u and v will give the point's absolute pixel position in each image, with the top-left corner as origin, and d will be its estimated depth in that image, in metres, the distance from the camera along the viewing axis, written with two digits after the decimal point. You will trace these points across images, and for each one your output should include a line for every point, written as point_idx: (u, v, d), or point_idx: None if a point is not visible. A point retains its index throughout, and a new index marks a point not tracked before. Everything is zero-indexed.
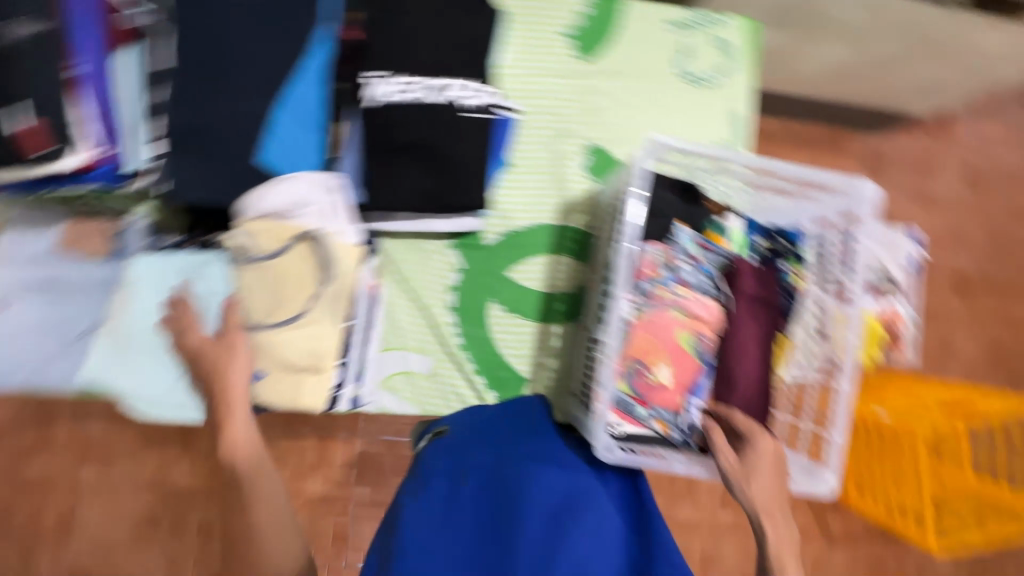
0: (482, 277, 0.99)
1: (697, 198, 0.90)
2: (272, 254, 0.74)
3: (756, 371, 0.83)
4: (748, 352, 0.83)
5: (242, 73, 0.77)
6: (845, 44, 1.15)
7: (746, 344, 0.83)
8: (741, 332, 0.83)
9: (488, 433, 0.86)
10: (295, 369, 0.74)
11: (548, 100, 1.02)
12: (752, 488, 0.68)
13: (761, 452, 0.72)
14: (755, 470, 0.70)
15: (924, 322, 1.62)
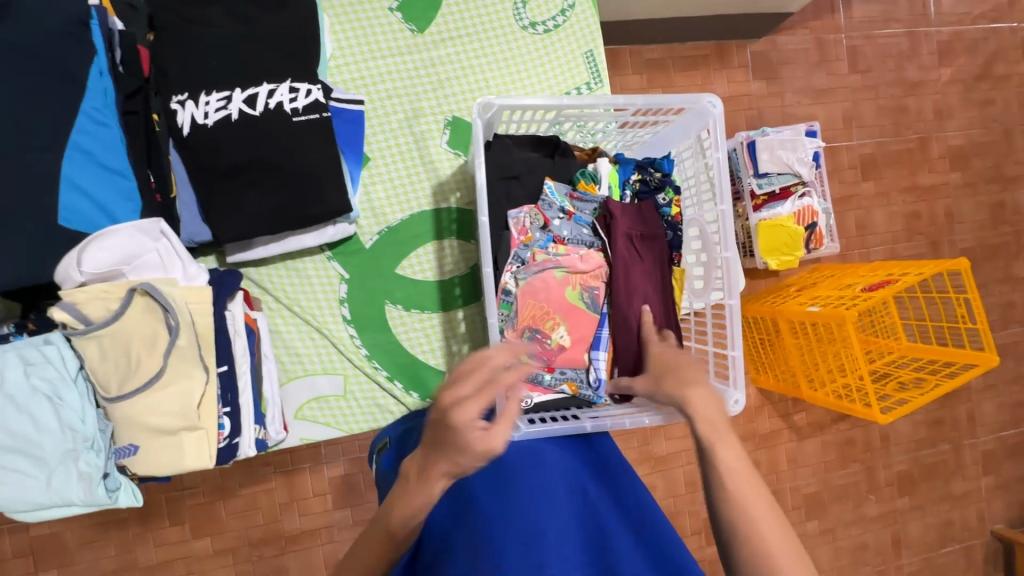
0: (371, 281, 0.95)
1: (565, 150, 0.86)
2: (109, 320, 0.67)
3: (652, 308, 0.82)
4: (638, 291, 0.82)
5: (11, 131, 0.69)
6: None
7: (635, 284, 0.82)
8: (627, 273, 0.81)
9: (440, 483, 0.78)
10: (168, 433, 0.69)
11: (391, 81, 0.96)
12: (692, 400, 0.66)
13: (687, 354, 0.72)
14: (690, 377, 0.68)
15: (840, 209, 1.68)
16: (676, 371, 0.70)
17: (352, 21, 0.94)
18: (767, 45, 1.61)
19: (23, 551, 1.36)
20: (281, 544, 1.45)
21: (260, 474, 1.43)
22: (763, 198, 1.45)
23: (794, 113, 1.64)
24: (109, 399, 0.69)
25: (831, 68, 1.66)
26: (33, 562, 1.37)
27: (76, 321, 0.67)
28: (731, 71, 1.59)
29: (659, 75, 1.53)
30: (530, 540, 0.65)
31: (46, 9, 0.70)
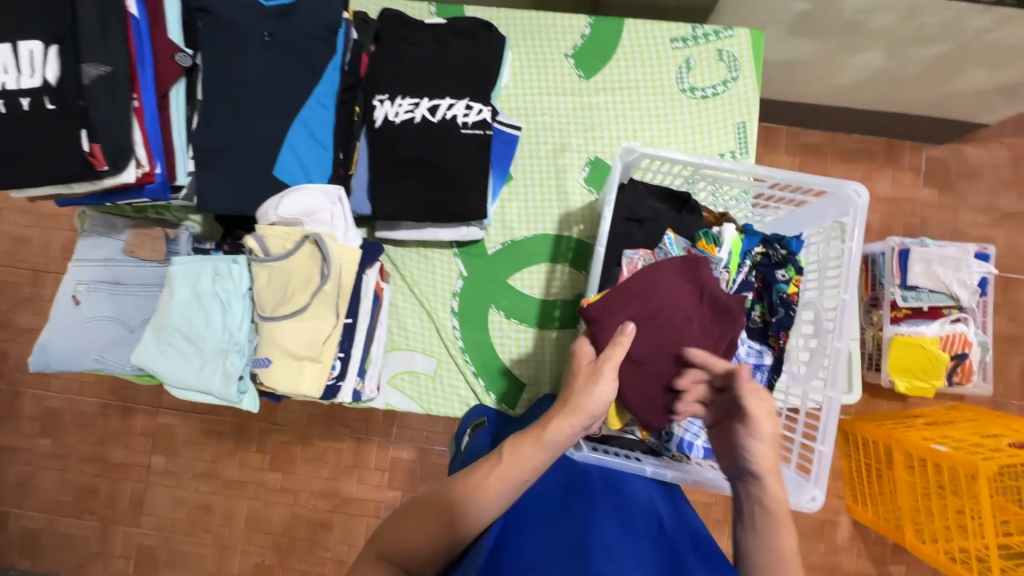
0: (485, 283, 1.05)
1: (692, 208, 0.90)
2: (282, 256, 0.84)
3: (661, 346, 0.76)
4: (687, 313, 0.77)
5: (255, 99, 0.88)
6: (884, 47, 1.12)
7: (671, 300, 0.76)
8: (658, 276, 0.77)
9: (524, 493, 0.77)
10: (293, 356, 0.84)
11: (549, 115, 1.07)
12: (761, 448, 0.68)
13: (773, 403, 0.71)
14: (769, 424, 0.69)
15: (1002, 349, 1.46)
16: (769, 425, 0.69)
17: (531, 60, 1.07)
18: (948, 153, 1.49)
19: (148, 432, 1.66)
20: (336, 502, 1.58)
21: (337, 432, 1.58)
22: (905, 311, 1.32)
23: (965, 231, 1.48)
24: (263, 316, 0.85)
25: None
26: (152, 443, 1.66)
27: (261, 249, 0.85)
28: (898, 172, 1.49)
29: (814, 160, 1.48)
30: (619, 547, 0.63)
31: (316, 12, 0.90)
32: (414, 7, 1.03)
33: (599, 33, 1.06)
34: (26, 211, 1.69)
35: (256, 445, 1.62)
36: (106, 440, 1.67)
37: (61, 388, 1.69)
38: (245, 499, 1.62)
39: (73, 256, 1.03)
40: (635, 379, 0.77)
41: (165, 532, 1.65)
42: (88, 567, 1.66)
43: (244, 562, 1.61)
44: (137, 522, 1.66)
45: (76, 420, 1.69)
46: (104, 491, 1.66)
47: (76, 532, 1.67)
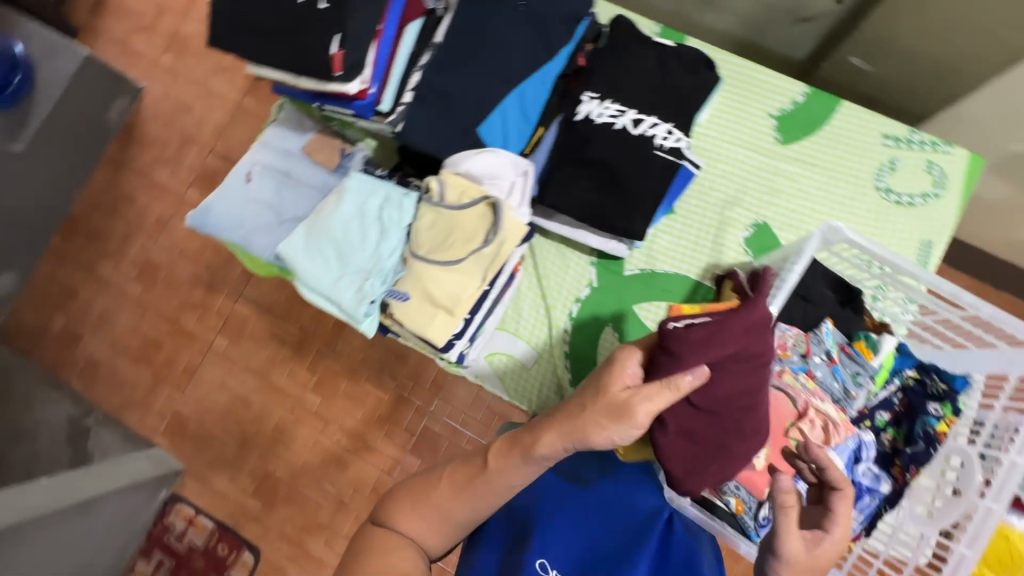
0: (612, 300, 1.04)
1: (857, 307, 0.86)
2: (455, 207, 0.87)
3: (721, 405, 0.71)
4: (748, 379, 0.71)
5: (492, 59, 0.90)
6: None
7: (750, 361, 0.70)
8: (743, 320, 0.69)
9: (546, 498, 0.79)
10: (432, 303, 0.86)
11: (733, 166, 1.05)
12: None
13: (831, 551, 0.61)
14: (814, 565, 0.60)
15: None
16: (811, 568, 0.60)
17: (734, 107, 1.06)
18: None
19: (221, 314, 1.68)
20: (358, 446, 1.57)
21: (384, 381, 1.57)
22: None
23: None
24: (415, 254, 0.88)
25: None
26: (221, 325, 1.68)
27: (438, 193, 0.89)
28: None
29: None
30: None
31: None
32: (641, 22, 1.06)
33: (812, 105, 1.04)
34: (200, 82, 1.72)
35: (304, 360, 1.62)
36: (166, 300, 1.71)
37: (144, 235, 1.73)
38: (273, 407, 1.62)
39: (259, 138, 1.12)
40: (681, 427, 0.71)
41: (185, 409, 1.66)
42: (124, 413, 1.67)
43: (257, 465, 1.61)
44: (182, 390, 1.67)
45: (144, 269, 1.72)
46: (144, 346, 1.70)
47: (103, 374, 1.70)
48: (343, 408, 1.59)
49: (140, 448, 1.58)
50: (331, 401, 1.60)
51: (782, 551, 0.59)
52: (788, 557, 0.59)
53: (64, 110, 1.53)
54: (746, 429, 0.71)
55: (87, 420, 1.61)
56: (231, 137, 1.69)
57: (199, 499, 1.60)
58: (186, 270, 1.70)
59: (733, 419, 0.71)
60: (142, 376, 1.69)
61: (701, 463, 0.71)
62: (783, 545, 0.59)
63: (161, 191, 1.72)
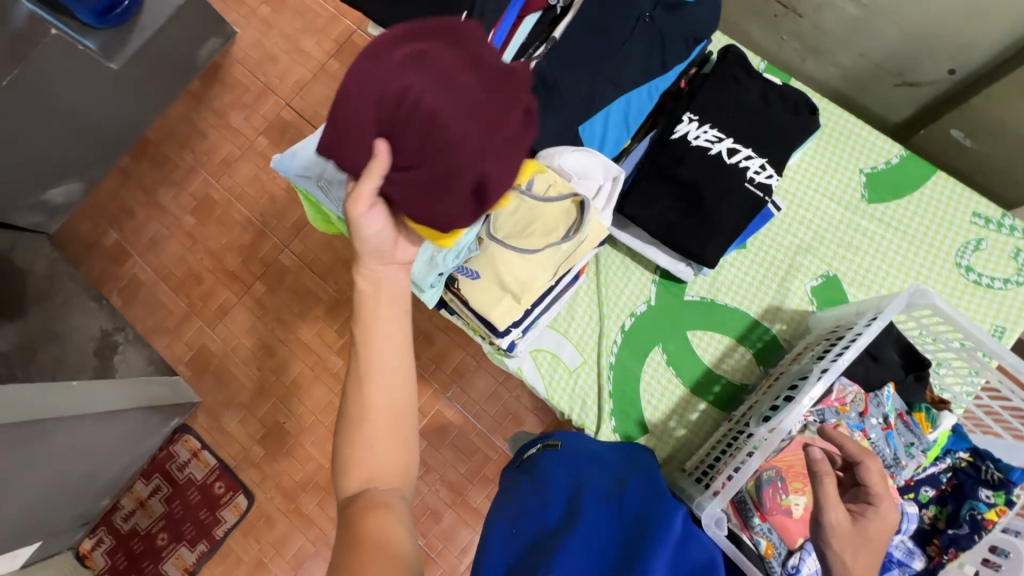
0: (667, 322, 1.05)
1: (922, 377, 0.84)
2: (541, 197, 0.87)
3: (420, 139, 0.57)
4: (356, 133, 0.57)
5: (608, 62, 0.91)
6: None
7: (417, 76, 0.56)
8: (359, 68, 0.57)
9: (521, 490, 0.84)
10: (501, 286, 0.86)
11: (813, 214, 1.05)
12: (857, 560, 0.62)
13: (879, 521, 0.66)
14: (867, 538, 0.64)
15: None
16: (868, 539, 0.64)
17: (826, 156, 1.05)
18: None
19: (265, 261, 1.71)
20: None
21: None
22: None
23: None
24: (490, 236, 0.86)
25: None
26: (262, 272, 1.71)
27: (527, 182, 0.88)
28: None
29: None
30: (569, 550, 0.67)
31: (697, 20, 0.92)
32: (749, 55, 1.08)
33: (906, 170, 1.03)
34: (289, 38, 1.77)
35: (334, 323, 1.66)
36: (213, 237, 1.74)
37: (206, 171, 1.77)
38: (292, 361, 1.65)
39: None
40: (407, 190, 0.59)
41: (212, 345, 1.69)
42: (153, 336, 1.70)
43: (267, 414, 1.63)
44: (212, 326, 1.70)
45: (199, 203, 1.76)
46: (183, 277, 1.73)
47: (139, 295, 1.73)
48: None
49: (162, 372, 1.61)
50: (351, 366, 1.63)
51: (826, 525, 0.64)
52: (834, 534, 0.64)
53: (165, 38, 1.58)
54: (465, 142, 0.56)
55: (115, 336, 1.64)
56: (310, 95, 1.74)
57: (206, 433, 1.63)
58: (239, 212, 1.74)
59: (446, 148, 0.56)
60: (177, 304, 1.72)
61: (452, 198, 0.59)
62: (834, 517, 0.64)
63: (232, 132, 1.77)
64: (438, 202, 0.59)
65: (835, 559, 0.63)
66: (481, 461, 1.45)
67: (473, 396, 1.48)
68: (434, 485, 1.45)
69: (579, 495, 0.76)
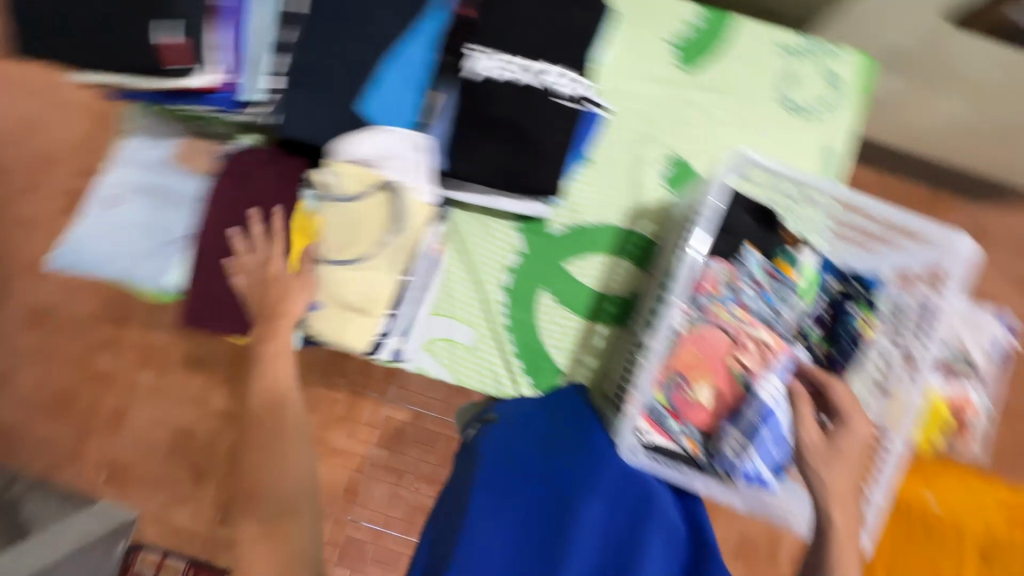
0: (541, 262, 1.01)
1: (773, 225, 0.86)
2: (351, 198, 0.81)
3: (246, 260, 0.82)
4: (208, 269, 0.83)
5: (366, 24, 0.83)
6: (967, 100, 1.02)
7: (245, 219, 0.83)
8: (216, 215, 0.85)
9: (454, 472, 0.83)
10: (346, 306, 0.80)
11: (639, 102, 1.02)
12: (831, 473, 0.67)
13: (850, 436, 0.69)
14: (841, 455, 0.68)
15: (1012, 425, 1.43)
16: (839, 458, 0.68)
17: (631, 40, 1.02)
18: None
19: (138, 347, 1.46)
20: (322, 450, 1.40)
21: (333, 382, 1.39)
22: None
23: None
24: (320, 258, 0.81)
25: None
26: (141, 359, 1.46)
27: (333, 186, 0.81)
28: None
29: None
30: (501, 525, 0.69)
31: None
32: None
33: (707, 27, 1.01)
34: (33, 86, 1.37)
35: (247, 381, 1.44)
36: (68, 345, 1.45)
37: (21, 273, 1.43)
38: (222, 429, 1.43)
39: (119, 154, 0.96)
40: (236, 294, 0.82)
41: (123, 454, 1.45)
42: (54, 475, 1.44)
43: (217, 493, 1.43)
44: (115, 437, 1.46)
45: (32, 313, 1.46)
46: (55, 399, 1.45)
47: (12, 439, 1.45)
48: None
49: (77, 508, 1.33)
50: None
51: (803, 447, 0.69)
52: (808, 453, 0.69)
53: None
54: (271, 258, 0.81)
55: (11, 491, 1.33)
56: (96, 144, 1.38)
57: (162, 539, 1.42)
58: (84, 306, 1.46)
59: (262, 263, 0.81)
60: (61, 434, 1.45)
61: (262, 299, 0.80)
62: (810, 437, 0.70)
63: (22, 224, 1.41)
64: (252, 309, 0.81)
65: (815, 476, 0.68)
66: (445, 443, 1.42)
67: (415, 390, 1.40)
68: (413, 485, 1.39)
69: (507, 475, 0.73)
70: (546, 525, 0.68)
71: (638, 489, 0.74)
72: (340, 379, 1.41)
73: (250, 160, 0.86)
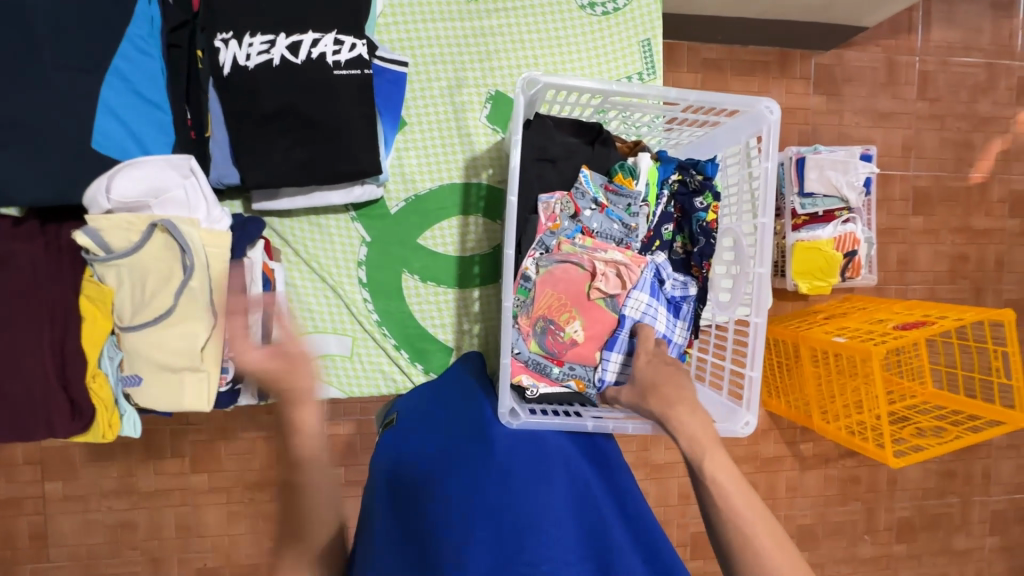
0: (392, 246, 0.94)
1: (605, 140, 0.82)
2: (129, 251, 0.69)
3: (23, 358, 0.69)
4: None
5: (60, 47, 0.67)
6: None
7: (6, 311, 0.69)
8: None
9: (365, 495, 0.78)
10: (170, 369, 0.71)
11: (438, 46, 0.93)
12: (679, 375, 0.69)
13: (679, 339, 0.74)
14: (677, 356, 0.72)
15: (908, 239, 1.51)
16: (658, 389, 0.69)
17: None
18: (833, 59, 1.45)
19: (33, 460, 1.29)
20: (274, 490, 1.32)
21: (260, 422, 1.30)
22: (803, 218, 1.33)
23: (851, 134, 1.47)
24: (122, 327, 0.71)
25: (927, 88, 1.49)
26: (42, 471, 1.30)
27: (98, 246, 0.69)
28: (791, 82, 1.43)
29: (713, 76, 1.39)
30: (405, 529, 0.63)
31: None
32: None
33: None
34: None
35: (165, 450, 1.30)
36: None
37: None
38: (158, 507, 1.31)
39: None
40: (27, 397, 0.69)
41: (61, 571, 1.31)
42: None
43: (183, 568, 1.33)
44: (44, 559, 1.31)
45: None
46: None
47: None
48: (234, 471, 1.32)
49: None
50: (217, 470, 1.31)
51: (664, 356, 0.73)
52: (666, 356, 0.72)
53: None
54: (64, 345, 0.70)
55: None
56: None
57: None
58: None
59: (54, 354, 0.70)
60: None
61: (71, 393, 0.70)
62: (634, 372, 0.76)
63: None
64: (58, 412, 0.69)
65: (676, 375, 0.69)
66: None
67: (346, 400, 1.32)
68: None
69: (405, 462, 0.70)
70: (447, 505, 0.62)
71: (547, 447, 0.71)
72: (265, 416, 1.31)
73: None
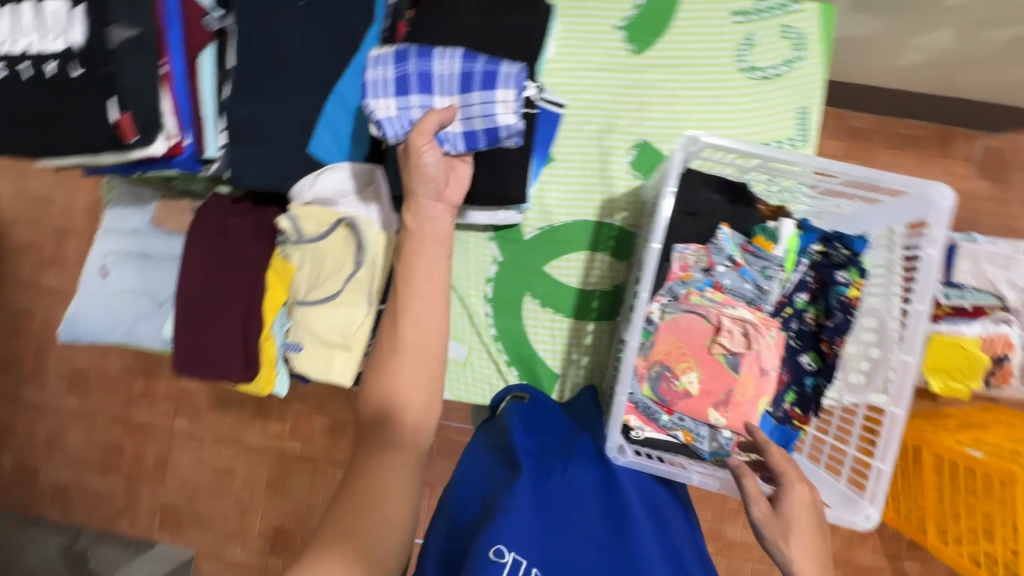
0: (519, 269, 1.01)
1: (748, 201, 0.83)
2: (316, 238, 0.85)
3: (220, 315, 0.84)
4: (188, 321, 0.86)
5: (290, 68, 0.82)
6: (957, 28, 0.97)
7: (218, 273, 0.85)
8: (187, 268, 0.86)
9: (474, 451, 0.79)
10: (325, 344, 0.85)
11: (595, 94, 1.00)
12: (794, 551, 0.60)
13: (796, 503, 0.63)
14: (793, 527, 0.61)
15: None
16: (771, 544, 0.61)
17: (580, 32, 0.99)
18: (1007, 142, 1.32)
19: (171, 396, 1.50)
20: None
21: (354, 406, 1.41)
22: (947, 309, 1.20)
23: (1019, 226, 1.32)
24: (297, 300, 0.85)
25: None
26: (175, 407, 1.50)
27: (294, 230, 0.85)
28: (952, 162, 1.33)
29: (862, 145, 1.33)
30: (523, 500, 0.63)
31: None
32: None
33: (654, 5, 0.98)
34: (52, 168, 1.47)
35: (273, 414, 1.46)
36: (107, 404, 1.52)
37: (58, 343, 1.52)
38: (257, 462, 1.46)
39: (100, 228, 1.01)
40: (213, 346, 0.84)
41: (171, 498, 1.50)
42: (114, 523, 1.52)
43: (264, 523, 1.47)
44: (162, 483, 1.51)
45: (70, 380, 1.52)
46: (104, 456, 1.52)
47: (74, 497, 1.54)
48: (326, 445, 1.44)
49: None
50: (311, 442, 1.44)
51: (757, 523, 0.62)
52: (765, 529, 0.62)
53: None
54: (249, 312, 0.84)
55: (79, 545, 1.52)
56: None
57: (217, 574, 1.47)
58: (117, 364, 1.51)
59: (238, 318, 0.84)
60: (115, 486, 1.52)
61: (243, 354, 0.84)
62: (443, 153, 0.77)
63: (61, 296, 1.49)
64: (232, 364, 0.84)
65: (779, 552, 0.61)
66: None
67: None
68: None
69: (543, 451, 0.73)
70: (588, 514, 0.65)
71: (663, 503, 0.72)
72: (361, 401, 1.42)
73: (213, 204, 0.88)
